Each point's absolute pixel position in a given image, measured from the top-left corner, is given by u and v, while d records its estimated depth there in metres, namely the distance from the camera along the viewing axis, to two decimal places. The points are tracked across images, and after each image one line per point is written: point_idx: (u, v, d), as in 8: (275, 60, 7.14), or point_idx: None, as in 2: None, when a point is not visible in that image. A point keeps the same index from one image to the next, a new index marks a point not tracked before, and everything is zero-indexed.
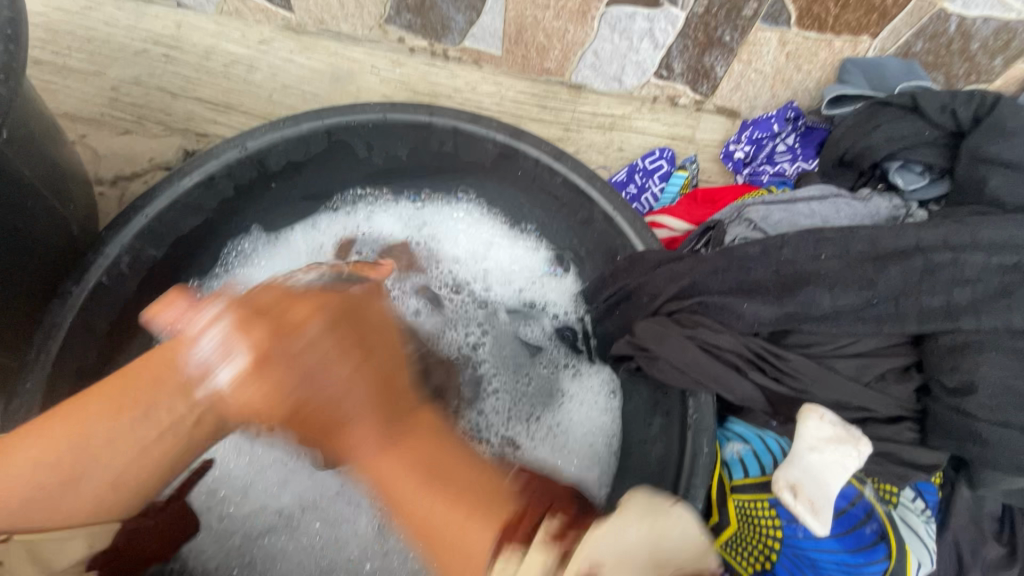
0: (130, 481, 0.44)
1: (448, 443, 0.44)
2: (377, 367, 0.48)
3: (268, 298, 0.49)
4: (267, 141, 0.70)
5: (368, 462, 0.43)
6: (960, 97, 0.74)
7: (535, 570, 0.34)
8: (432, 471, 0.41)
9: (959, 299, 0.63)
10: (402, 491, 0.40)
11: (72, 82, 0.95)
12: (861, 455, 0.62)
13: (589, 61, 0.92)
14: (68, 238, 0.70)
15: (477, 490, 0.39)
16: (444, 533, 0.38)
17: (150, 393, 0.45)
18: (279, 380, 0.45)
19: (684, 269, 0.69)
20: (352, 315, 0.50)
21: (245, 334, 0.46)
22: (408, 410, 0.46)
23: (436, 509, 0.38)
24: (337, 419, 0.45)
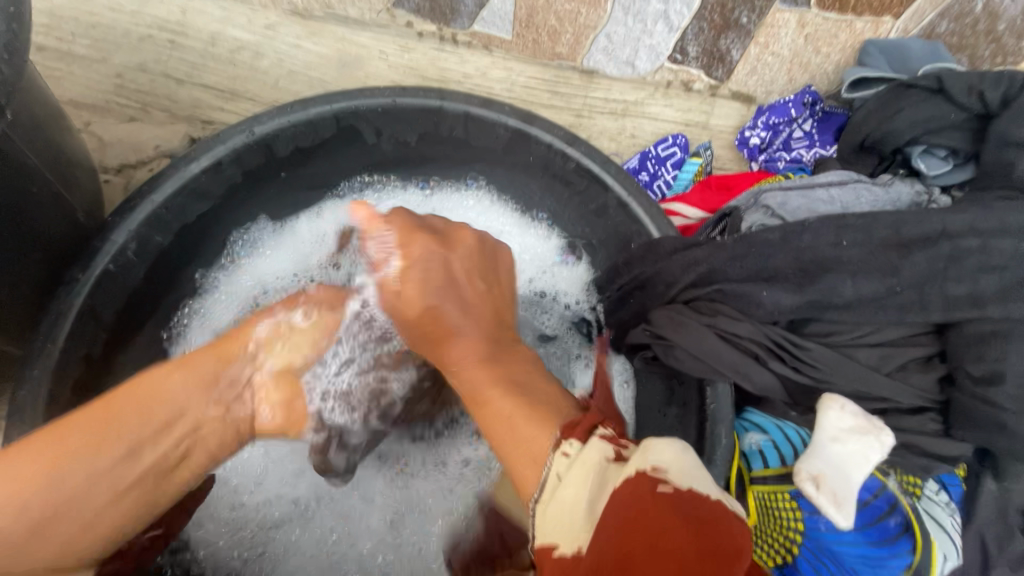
0: (100, 525, 0.47)
1: (537, 371, 0.48)
2: (496, 297, 0.55)
3: (427, 223, 0.57)
4: (274, 125, 0.69)
5: (461, 368, 0.48)
6: (989, 78, 0.72)
7: (593, 458, 0.36)
8: (517, 386, 0.44)
9: (985, 286, 0.62)
10: (489, 401, 0.44)
11: (76, 68, 0.94)
12: (884, 447, 0.61)
13: (602, 45, 0.90)
14: (73, 225, 0.69)
15: (551, 408, 0.42)
16: (510, 428, 0.41)
17: (137, 432, 0.49)
18: (422, 284, 0.52)
19: (701, 256, 0.67)
20: (489, 251, 0.58)
21: (404, 243, 0.55)
22: (509, 345, 0.50)
23: (514, 409, 0.42)
24: (444, 325, 0.50)
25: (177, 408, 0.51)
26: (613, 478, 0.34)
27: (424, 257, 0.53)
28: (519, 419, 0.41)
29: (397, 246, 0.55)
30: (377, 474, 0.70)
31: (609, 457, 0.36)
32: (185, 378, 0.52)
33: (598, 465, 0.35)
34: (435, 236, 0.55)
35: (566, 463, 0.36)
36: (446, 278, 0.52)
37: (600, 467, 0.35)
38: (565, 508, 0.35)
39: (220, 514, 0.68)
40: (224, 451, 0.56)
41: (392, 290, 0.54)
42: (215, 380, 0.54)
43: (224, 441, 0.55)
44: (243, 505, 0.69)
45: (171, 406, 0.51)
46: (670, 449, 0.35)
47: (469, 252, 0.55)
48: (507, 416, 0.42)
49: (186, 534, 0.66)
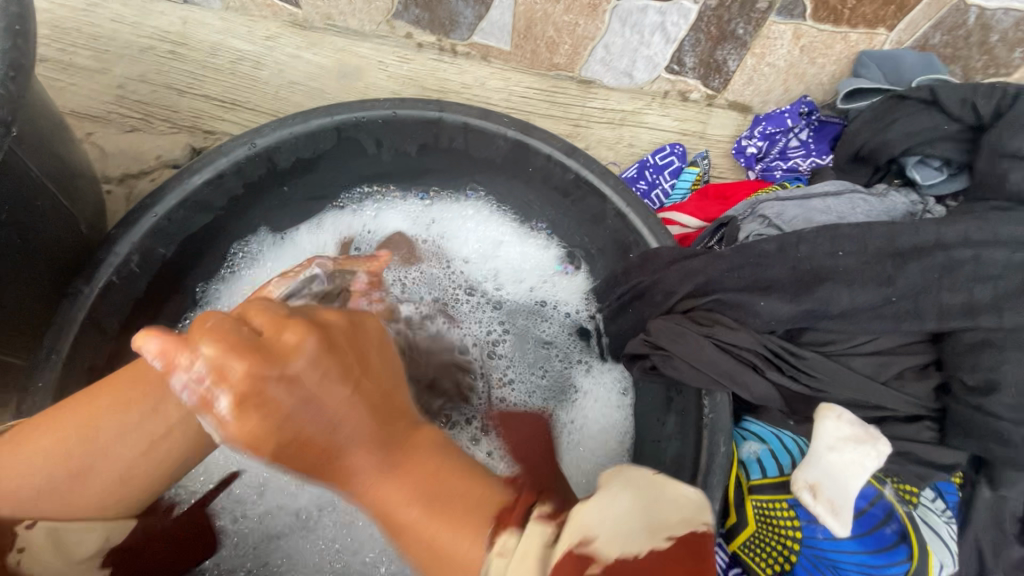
0: (110, 499, 0.47)
1: (450, 459, 0.38)
2: (378, 383, 0.38)
3: (305, 286, 0.44)
4: (276, 138, 0.70)
5: (359, 487, 0.36)
6: (981, 89, 0.73)
7: (535, 540, 0.34)
8: (433, 492, 0.35)
9: (979, 296, 0.62)
10: (395, 516, 0.36)
11: (78, 79, 0.94)
12: (881, 455, 0.61)
13: (599, 56, 0.91)
14: (77, 237, 0.70)
15: (476, 500, 0.36)
16: (432, 553, 0.35)
17: (160, 389, 0.46)
18: (314, 337, 0.48)
19: (698, 266, 0.68)
20: (388, 300, 0.51)
21: (225, 338, 0.34)
22: (414, 421, 0.40)
23: (433, 534, 0.34)
24: (331, 434, 0.38)
25: None
26: (548, 561, 0.33)
27: (285, 320, 0.47)
28: (441, 524, 0.35)
29: (274, 303, 0.49)
30: None
31: (547, 541, 0.34)
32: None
33: (540, 551, 0.33)
34: (293, 320, 0.37)
35: (505, 559, 0.33)
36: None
37: (543, 551, 0.33)
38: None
39: (223, 524, 0.69)
40: (249, 422, 0.54)
41: (259, 364, 0.48)
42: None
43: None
44: (244, 517, 0.69)
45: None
46: (622, 500, 0.36)
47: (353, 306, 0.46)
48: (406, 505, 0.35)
49: None
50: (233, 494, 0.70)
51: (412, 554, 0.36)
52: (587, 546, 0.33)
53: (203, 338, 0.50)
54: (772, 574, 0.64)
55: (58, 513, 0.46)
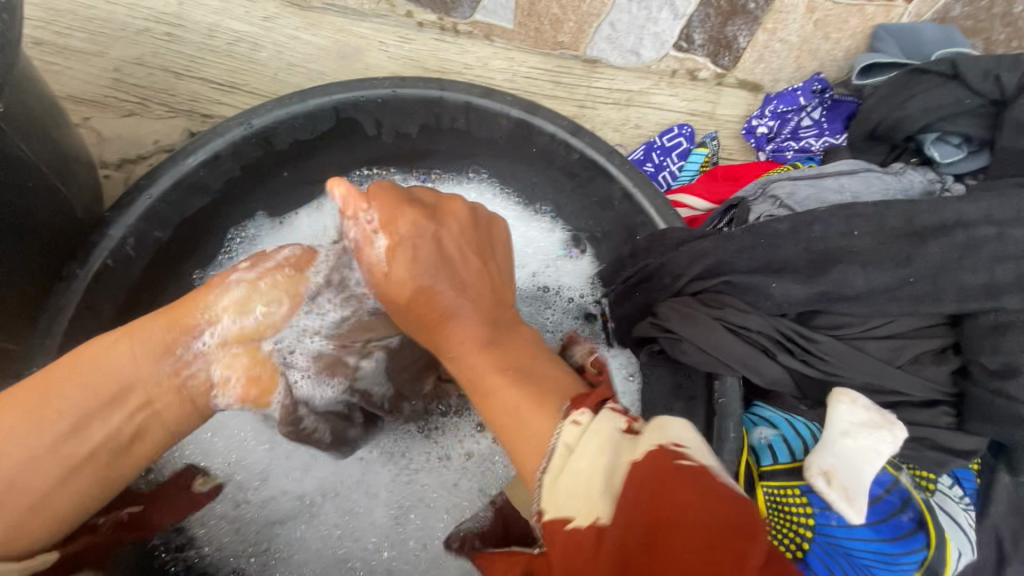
0: (53, 505, 0.47)
1: (541, 356, 0.47)
2: (494, 276, 0.53)
3: (425, 197, 0.55)
4: (273, 117, 0.68)
5: (462, 356, 0.47)
6: (1005, 62, 0.70)
7: (591, 445, 0.35)
8: (519, 372, 0.44)
9: (1002, 276, 0.60)
10: (484, 381, 0.44)
11: (74, 62, 0.93)
12: (898, 440, 0.59)
13: (605, 34, 0.88)
14: (72, 220, 0.68)
15: (552, 388, 0.42)
16: (513, 413, 0.41)
17: (74, 404, 0.48)
18: (413, 262, 0.50)
19: (707, 248, 0.66)
20: (482, 222, 0.56)
21: (397, 220, 0.51)
22: (509, 324, 0.50)
23: (512, 392, 0.42)
24: (437, 317, 0.49)
25: (126, 383, 0.50)
26: (623, 455, 0.34)
27: (397, 241, 0.51)
28: (523, 400, 0.41)
29: (384, 223, 0.52)
30: (385, 469, 0.71)
31: (621, 429, 0.36)
32: (132, 350, 0.50)
33: (613, 435, 0.35)
34: (422, 210, 0.52)
35: (577, 431, 0.37)
36: (438, 256, 0.51)
37: (611, 440, 0.35)
38: (578, 483, 0.34)
39: (225, 510, 0.67)
40: (186, 424, 0.55)
41: (372, 266, 0.52)
42: (167, 350, 0.52)
43: (179, 416, 0.54)
44: (247, 503, 0.68)
45: (122, 378, 0.50)
46: (685, 426, 0.36)
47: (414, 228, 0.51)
48: (489, 370, 0.45)
49: (192, 530, 0.66)
50: (233, 480, 0.69)
51: (492, 418, 0.43)
52: (668, 452, 0.33)
53: (123, 353, 0.50)
54: (786, 562, 0.62)
55: (16, 513, 0.46)
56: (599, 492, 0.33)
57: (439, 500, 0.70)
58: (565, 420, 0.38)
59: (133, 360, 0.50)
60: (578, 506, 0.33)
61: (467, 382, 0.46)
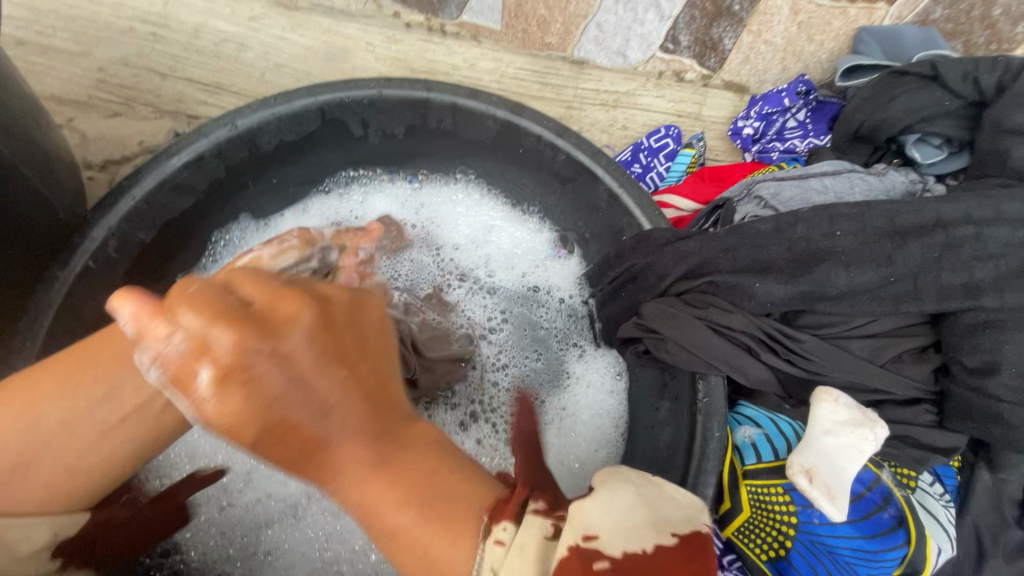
0: (71, 486, 0.45)
1: (445, 468, 0.35)
2: (359, 361, 0.35)
3: (247, 259, 0.39)
4: (257, 118, 0.67)
5: (346, 487, 0.33)
6: (984, 63, 0.71)
7: (533, 538, 0.33)
8: (429, 497, 0.33)
9: (980, 276, 0.61)
10: (389, 523, 0.33)
11: (58, 62, 0.92)
12: (878, 438, 0.60)
13: (593, 35, 0.89)
14: (52, 222, 0.68)
15: (458, 500, 0.34)
16: (420, 560, 0.32)
17: (113, 364, 0.44)
18: (246, 361, 0.31)
19: (692, 248, 0.66)
20: (336, 307, 0.37)
21: (213, 295, 0.39)
22: (397, 432, 0.35)
23: (418, 532, 0.32)
24: (304, 439, 0.32)
25: None
26: (551, 553, 0.32)
27: (231, 326, 0.31)
28: (423, 529, 0.32)
29: (191, 316, 0.32)
30: None
31: (546, 534, 0.33)
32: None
33: (540, 545, 0.32)
34: (251, 278, 0.39)
35: (505, 552, 0.32)
36: None
37: (543, 546, 0.32)
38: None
39: (210, 515, 0.67)
40: None
41: (197, 401, 0.32)
42: None
43: None
44: (231, 506, 0.68)
45: None
46: (598, 509, 0.34)
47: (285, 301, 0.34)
48: (390, 501, 0.33)
49: (176, 535, 0.65)
50: (219, 483, 0.68)
51: (398, 565, 0.33)
52: (583, 552, 0.31)
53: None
54: (766, 561, 0.63)
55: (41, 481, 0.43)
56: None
57: None
58: (486, 538, 0.32)
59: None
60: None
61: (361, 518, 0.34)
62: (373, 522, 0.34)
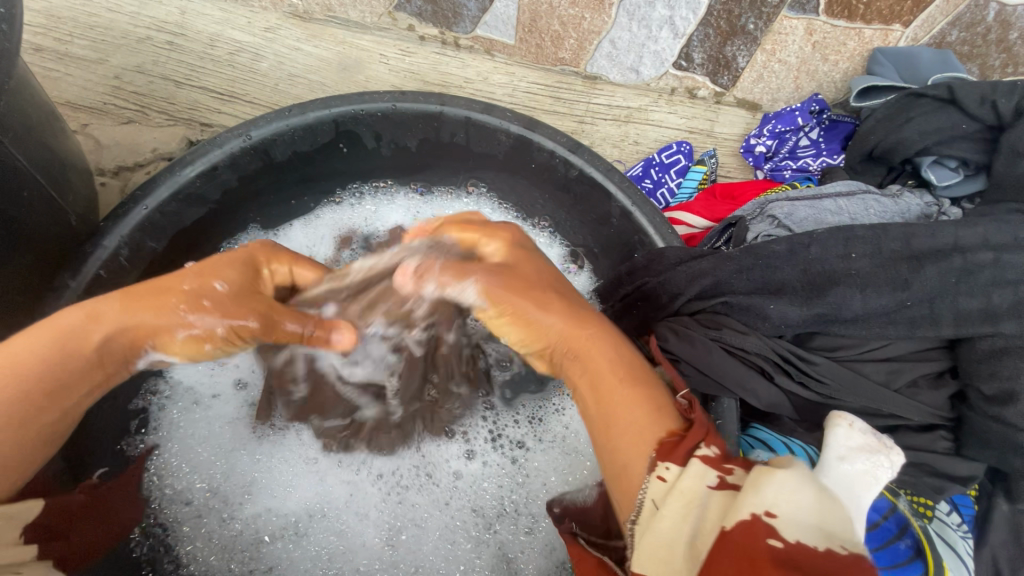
0: (22, 469, 0.44)
1: (620, 352, 0.47)
2: (563, 292, 0.50)
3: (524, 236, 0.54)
4: (272, 130, 0.67)
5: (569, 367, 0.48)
6: (1002, 88, 0.71)
7: (696, 481, 0.37)
8: (622, 378, 0.45)
9: (999, 302, 0.60)
10: (604, 399, 0.44)
11: (74, 70, 0.92)
12: (896, 465, 0.57)
13: (606, 51, 0.89)
14: (65, 229, 0.68)
15: (646, 412, 0.42)
16: (608, 427, 0.43)
17: (55, 385, 0.44)
18: (523, 281, 0.49)
19: (706, 267, 0.65)
20: (536, 256, 0.52)
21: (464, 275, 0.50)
22: (584, 332, 0.47)
23: (621, 400, 0.43)
24: (570, 330, 0.48)
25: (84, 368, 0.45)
26: (717, 511, 0.35)
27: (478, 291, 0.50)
28: (634, 399, 0.43)
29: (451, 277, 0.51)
30: (375, 488, 0.70)
31: (710, 485, 0.36)
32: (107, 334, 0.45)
33: (699, 494, 0.36)
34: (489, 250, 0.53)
35: (664, 488, 0.37)
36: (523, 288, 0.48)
37: (699, 496, 0.36)
38: (664, 539, 0.35)
39: (211, 526, 0.66)
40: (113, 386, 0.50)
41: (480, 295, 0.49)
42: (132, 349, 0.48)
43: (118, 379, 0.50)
44: (232, 519, 0.67)
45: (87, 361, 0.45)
46: (794, 481, 0.35)
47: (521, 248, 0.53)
48: (610, 364, 0.46)
49: (179, 547, 0.65)
50: (220, 494, 0.67)
51: (598, 427, 0.44)
52: (762, 525, 0.32)
53: (104, 338, 0.45)
54: None
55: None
56: (682, 556, 0.34)
57: (429, 520, 0.69)
58: (653, 471, 0.39)
59: (104, 340, 0.45)
60: (658, 565, 0.35)
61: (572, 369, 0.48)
62: (593, 377, 0.46)
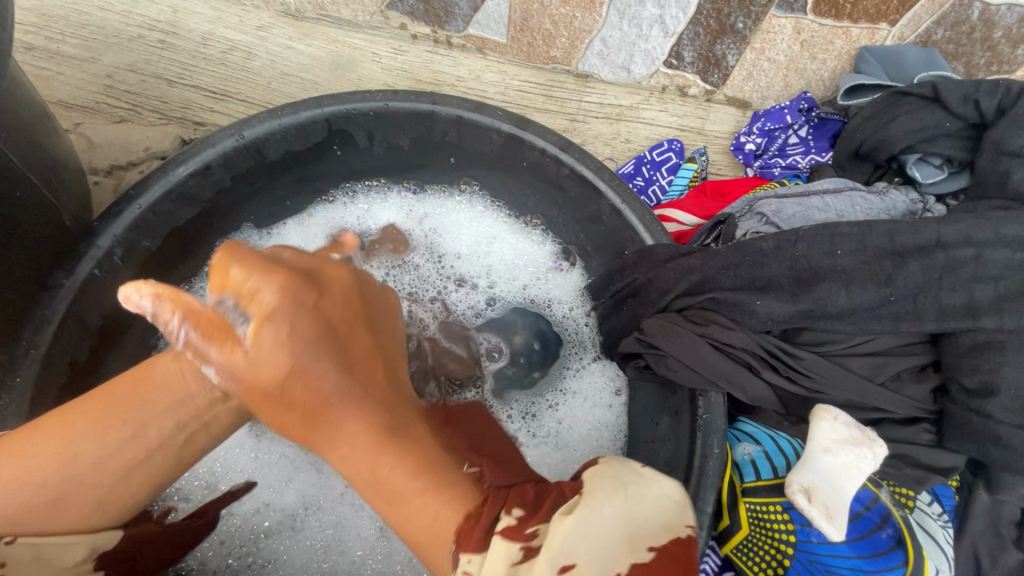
0: (117, 499, 0.46)
1: (414, 428, 0.42)
2: (362, 347, 0.44)
3: (300, 260, 0.45)
4: (265, 128, 0.68)
5: (349, 458, 0.39)
6: (985, 86, 0.72)
7: (500, 567, 0.35)
8: (425, 469, 0.39)
9: (980, 297, 0.61)
10: (387, 489, 0.38)
11: (66, 68, 0.92)
12: (876, 457, 0.60)
13: (597, 50, 0.90)
14: (60, 228, 0.68)
15: (443, 493, 0.39)
16: (413, 525, 0.38)
17: (138, 412, 0.45)
18: (300, 333, 0.40)
19: (695, 264, 0.66)
20: (361, 298, 0.47)
21: (263, 301, 0.40)
22: (401, 409, 0.43)
23: (418, 497, 0.38)
24: (352, 407, 0.41)
25: (173, 397, 0.46)
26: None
27: (272, 309, 0.40)
28: (427, 492, 0.38)
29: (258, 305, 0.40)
30: None
31: (513, 563, 0.35)
32: (182, 362, 0.46)
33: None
34: (295, 277, 0.42)
35: (473, 573, 0.35)
36: (316, 333, 0.41)
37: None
38: None
39: None
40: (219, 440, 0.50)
41: (229, 355, 0.40)
42: (208, 373, 0.46)
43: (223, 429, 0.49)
44: (229, 516, 0.68)
45: (173, 394, 0.46)
46: (597, 515, 0.38)
47: (341, 287, 0.45)
48: (395, 457, 0.39)
49: None
50: (218, 492, 0.68)
51: (402, 527, 0.39)
52: None
53: (176, 370, 0.46)
54: None
55: (83, 508, 0.44)
56: None
57: None
58: (458, 566, 0.36)
59: (175, 370, 0.46)
60: None
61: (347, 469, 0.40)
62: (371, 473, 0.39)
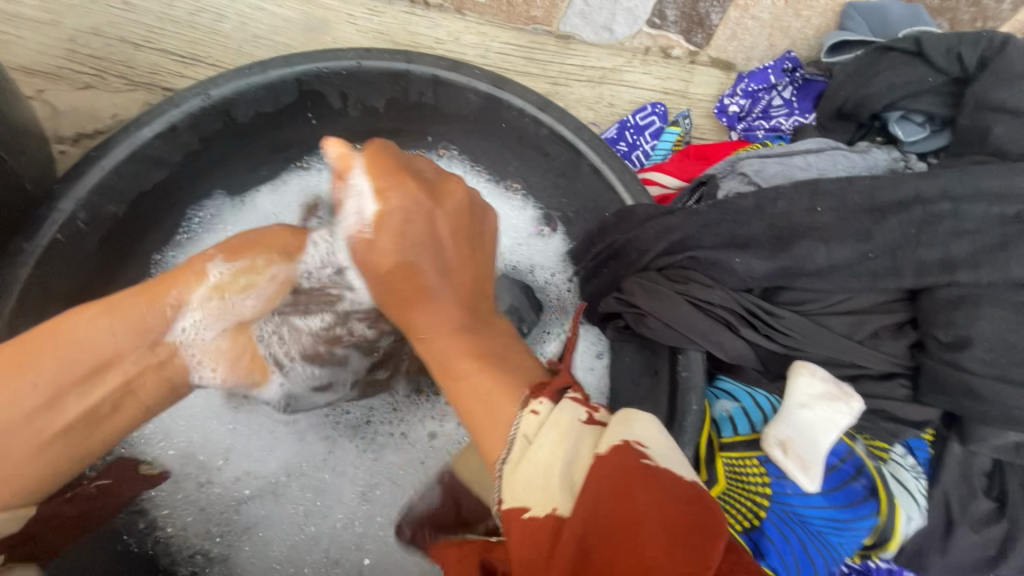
0: (21, 477, 0.46)
1: (512, 342, 0.48)
2: (472, 263, 0.53)
3: (422, 176, 0.54)
4: (232, 88, 0.65)
5: (435, 335, 0.48)
6: (967, 38, 0.71)
7: (566, 417, 0.38)
8: (494, 357, 0.45)
9: (957, 251, 0.61)
10: (454, 360, 0.46)
11: (25, 31, 0.88)
12: (853, 412, 0.62)
13: (578, 9, 0.86)
14: (19, 194, 0.66)
15: (513, 370, 0.44)
16: (477, 394, 0.43)
17: (56, 369, 0.45)
18: (401, 232, 0.50)
19: (675, 223, 0.65)
20: (473, 224, 0.55)
21: (398, 194, 0.51)
22: (487, 314, 0.51)
23: (486, 374, 0.43)
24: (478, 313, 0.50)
25: (99, 357, 0.47)
26: (584, 448, 0.37)
27: (422, 195, 0.51)
28: (498, 371, 0.44)
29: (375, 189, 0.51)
30: (352, 447, 0.70)
31: (580, 418, 0.39)
32: (113, 326, 0.48)
33: (573, 425, 0.38)
34: (422, 186, 0.52)
35: (537, 419, 0.39)
36: (428, 232, 0.51)
37: (574, 427, 0.38)
38: (535, 472, 0.37)
39: (187, 492, 0.66)
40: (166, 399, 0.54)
41: (366, 241, 0.52)
42: (146, 327, 0.50)
43: (158, 394, 0.53)
44: (209, 484, 0.67)
45: (101, 351, 0.47)
46: (649, 426, 0.39)
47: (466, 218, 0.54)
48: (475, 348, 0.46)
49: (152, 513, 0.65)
50: (195, 460, 0.68)
51: (461, 400, 0.44)
52: (631, 451, 0.36)
53: (112, 333, 0.48)
54: (743, 530, 0.65)
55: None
56: (559, 489, 0.35)
57: (404, 478, 0.70)
58: (525, 408, 0.40)
59: (111, 338, 0.48)
60: (534, 495, 0.36)
61: (438, 359, 0.47)
62: (448, 351, 0.46)
